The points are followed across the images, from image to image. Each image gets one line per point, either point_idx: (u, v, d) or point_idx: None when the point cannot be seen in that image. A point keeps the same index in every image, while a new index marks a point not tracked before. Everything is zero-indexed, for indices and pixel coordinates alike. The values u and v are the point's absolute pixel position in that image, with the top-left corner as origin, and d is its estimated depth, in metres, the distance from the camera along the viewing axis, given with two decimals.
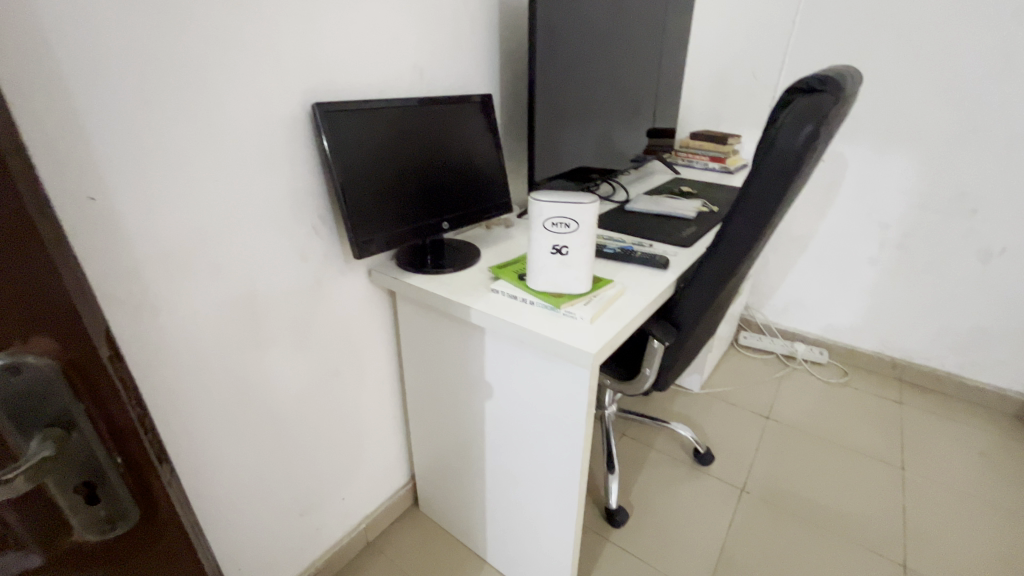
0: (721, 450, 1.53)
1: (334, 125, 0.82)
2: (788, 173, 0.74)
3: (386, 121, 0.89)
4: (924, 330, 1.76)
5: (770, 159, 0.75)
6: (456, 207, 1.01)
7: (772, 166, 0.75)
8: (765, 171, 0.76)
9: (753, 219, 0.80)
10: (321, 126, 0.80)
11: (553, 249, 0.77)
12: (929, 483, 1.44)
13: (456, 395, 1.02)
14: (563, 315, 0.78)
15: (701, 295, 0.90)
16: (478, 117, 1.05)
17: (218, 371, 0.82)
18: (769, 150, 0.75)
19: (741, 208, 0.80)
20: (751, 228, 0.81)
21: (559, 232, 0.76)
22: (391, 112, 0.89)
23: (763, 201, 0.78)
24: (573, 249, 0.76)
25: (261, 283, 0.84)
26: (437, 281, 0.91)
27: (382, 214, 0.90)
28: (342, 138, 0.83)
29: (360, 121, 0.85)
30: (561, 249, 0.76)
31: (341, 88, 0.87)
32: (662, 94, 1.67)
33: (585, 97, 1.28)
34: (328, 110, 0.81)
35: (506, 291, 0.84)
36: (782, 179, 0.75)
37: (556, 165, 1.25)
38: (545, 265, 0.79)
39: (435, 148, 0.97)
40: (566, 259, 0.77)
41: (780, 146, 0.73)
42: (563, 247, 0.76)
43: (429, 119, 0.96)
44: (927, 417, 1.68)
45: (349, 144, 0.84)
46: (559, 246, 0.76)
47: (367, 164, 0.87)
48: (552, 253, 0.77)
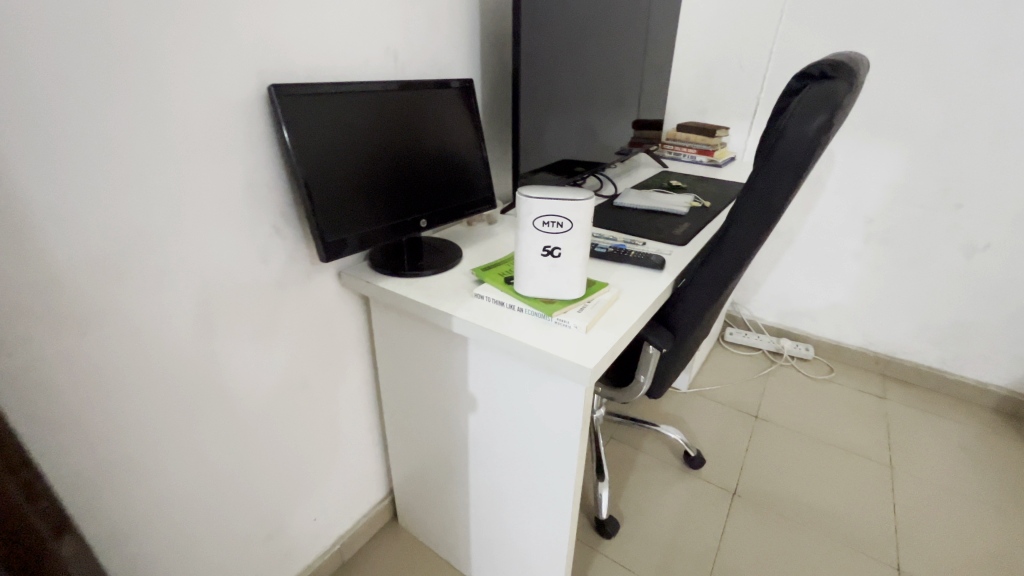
0: (711, 451, 1.49)
1: (294, 110, 0.72)
2: (796, 168, 0.68)
3: (357, 108, 0.80)
4: (907, 326, 1.76)
5: (779, 152, 0.68)
6: (436, 204, 0.93)
7: (780, 161, 0.69)
8: (771, 166, 0.70)
9: (759, 214, 0.74)
10: (282, 113, 0.71)
11: (544, 252, 0.69)
12: (917, 481, 1.42)
13: (436, 407, 0.94)
14: (555, 324, 0.70)
15: (699, 298, 0.84)
16: (458, 105, 0.96)
17: (161, 393, 0.72)
18: (778, 142, 0.68)
19: (744, 206, 0.74)
20: (756, 225, 0.75)
21: (551, 233, 0.68)
22: (362, 98, 0.80)
23: (768, 199, 0.72)
24: (566, 250, 0.69)
25: (211, 293, 0.74)
26: (415, 286, 0.83)
27: (353, 211, 0.81)
28: (304, 126, 0.73)
29: (327, 108, 0.76)
30: (552, 250, 0.69)
31: (302, 71, 0.77)
32: (648, 83, 1.60)
33: (570, 84, 1.20)
34: (289, 94, 0.71)
35: (491, 297, 0.76)
36: (790, 172, 0.69)
37: (540, 157, 1.17)
38: (535, 271, 0.71)
39: (414, 139, 0.88)
40: (559, 263, 0.70)
41: (790, 137, 0.67)
42: (555, 248, 0.69)
43: (406, 107, 0.87)
44: (913, 412, 1.67)
45: (312, 132, 0.74)
46: (550, 247, 0.69)
47: (336, 156, 0.78)
48: (542, 256, 0.70)
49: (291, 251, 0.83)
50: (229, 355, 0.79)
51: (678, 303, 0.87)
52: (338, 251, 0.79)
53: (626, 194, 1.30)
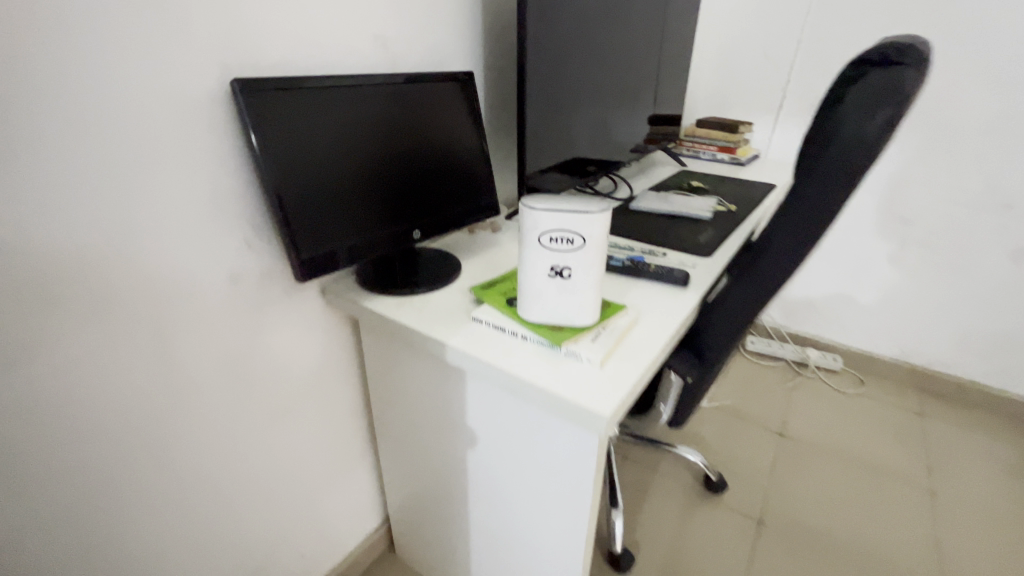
0: (734, 474, 1.38)
1: (262, 109, 0.63)
2: (852, 171, 0.57)
3: (339, 104, 0.70)
4: (946, 336, 1.63)
5: (832, 150, 0.57)
6: (431, 211, 0.83)
7: (835, 161, 0.57)
8: (823, 168, 0.58)
9: (806, 224, 0.62)
10: (247, 111, 0.61)
11: (552, 272, 0.59)
12: (960, 510, 1.30)
13: (432, 438, 0.85)
14: (565, 356, 0.61)
15: (730, 320, 0.73)
16: (457, 101, 0.85)
17: (110, 434, 0.63)
18: (827, 143, 0.58)
19: (785, 219, 0.63)
20: (802, 237, 0.63)
21: (559, 250, 0.58)
22: (344, 93, 0.71)
23: (816, 206, 0.61)
24: (577, 270, 0.59)
25: (167, 318, 0.65)
26: (405, 307, 0.73)
27: (335, 222, 0.71)
28: (274, 127, 0.64)
29: (303, 105, 0.66)
30: (561, 271, 0.59)
31: (273, 63, 0.67)
32: (666, 75, 1.48)
33: (582, 76, 1.10)
34: (257, 90, 0.62)
35: (492, 322, 0.66)
36: (846, 175, 0.58)
37: (549, 156, 1.07)
38: (540, 293, 0.61)
39: (406, 139, 0.78)
40: (570, 284, 0.60)
41: (846, 133, 0.56)
42: (565, 268, 0.59)
43: (397, 103, 0.77)
44: (953, 431, 1.54)
45: (283, 134, 0.65)
46: (559, 267, 0.59)
47: (314, 160, 0.68)
48: (550, 276, 0.60)
49: (264, 267, 0.74)
50: (192, 387, 0.70)
51: (705, 325, 0.76)
52: (317, 267, 0.69)
53: (643, 197, 1.19)
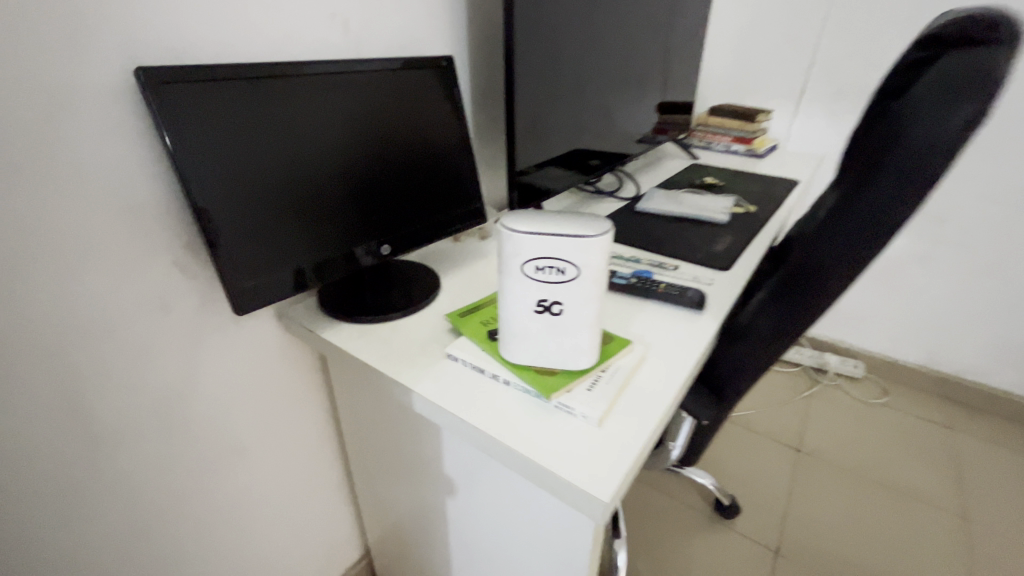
0: (748, 496, 1.27)
1: (171, 107, 0.50)
2: (918, 182, 0.46)
3: (283, 98, 0.57)
4: (979, 343, 1.50)
5: (894, 155, 0.46)
6: (404, 223, 0.70)
7: (896, 168, 0.47)
8: (881, 177, 0.48)
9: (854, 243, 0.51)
10: (157, 107, 0.49)
11: (537, 306, 0.48)
12: (997, 538, 1.19)
13: (408, 481, 0.74)
14: (555, 409, 0.50)
15: (757, 350, 0.62)
16: (431, 89, 0.72)
17: (7, 502, 0.52)
18: (890, 146, 0.47)
19: (829, 236, 0.52)
20: (849, 259, 0.52)
21: (546, 281, 0.47)
22: (290, 83, 0.58)
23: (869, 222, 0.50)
24: (570, 305, 0.48)
25: (77, 361, 0.53)
26: (369, 339, 0.62)
27: (283, 241, 0.59)
28: (190, 130, 0.51)
29: (235, 99, 0.54)
30: (550, 305, 0.48)
31: (197, 45, 0.55)
32: (676, 58, 1.34)
33: (581, 60, 0.97)
34: (170, 80, 0.49)
35: (469, 361, 0.55)
36: (910, 185, 0.47)
37: (544, 152, 0.95)
38: (523, 331, 0.50)
39: (370, 139, 0.66)
40: (559, 322, 0.48)
41: (912, 134, 0.45)
42: (555, 303, 0.48)
43: (358, 95, 0.64)
44: (986, 447, 1.42)
45: (203, 138, 0.52)
46: (547, 300, 0.48)
47: (251, 166, 0.56)
48: (535, 311, 0.48)
49: (204, 292, 0.62)
50: (117, 437, 0.59)
51: (726, 356, 0.65)
52: (260, 295, 0.58)
53: (651, 197, 1.07)
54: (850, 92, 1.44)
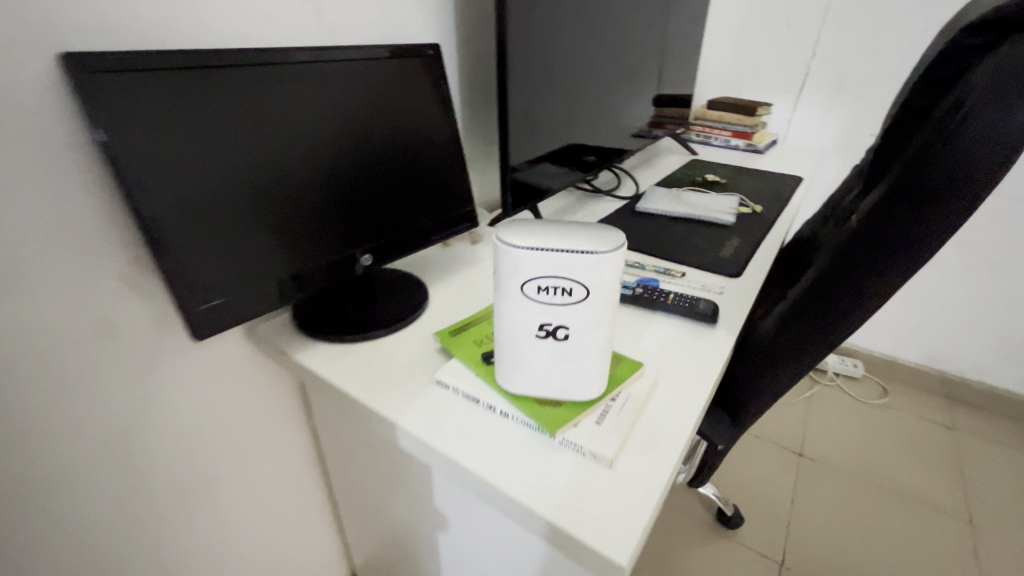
0: (751, 505, 1.23)
1: (106, 103, 0.42)
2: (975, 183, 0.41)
3: (243, 92, 0.50)
4: (980, 342, 1.47)
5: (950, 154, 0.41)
6: (386, 230, 0.63)
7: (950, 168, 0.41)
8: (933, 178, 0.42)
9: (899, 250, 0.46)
10: (85, 102, 0.41)
11: (538, 331, 0.42)
12: (1005, 544, 1.16)
13: (397, 512, 0.68)
14: (560, 445, 0.44)
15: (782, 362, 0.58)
16: (417, 79, 0.64)
17: None
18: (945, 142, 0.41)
19: (860, 249, 0.47)
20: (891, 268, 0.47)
21: (548, 302, 0.40)
22: (251, 74, 0.50)
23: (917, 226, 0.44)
24: (576, 329, 0.42)
25: (6, 400, 0.46)
26: (350, 363, 0.55)
27: (247, 255, 0.52)
28: (130, 130, 0.44)
29: (185, 93, 0.46)
30: (553, 330, 0.42)
31: (137, 28, 0.47)
32: (673, 48, 1.28)
33: (576, 49, 0.90)
34: (101, 70, 0.41)
35: (461, 389, 0.49)
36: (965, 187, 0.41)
37: (538, 149, 0.88)
38: (522, 359, 0.44)
39: (347, 138, 0.58)
40: (564, 347, 0.43)
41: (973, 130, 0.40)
42: (559, 327, 0.42)
43: (333, 88, 0.56)
44: (988, 447, 1.40)
45: (148, 139, 0.45)
46: (550, 324, 0.42)
47: (207, 171, 0.48)
48: (536, 335, 0.42)
49: (160, 313, 0.55)
50: (60, 483, 0.51)
51: (750, 366, 0.61)
52: (220, 318, 0.51)
53: (651, 196, 1.01)
54: (852, 84, 1.39)
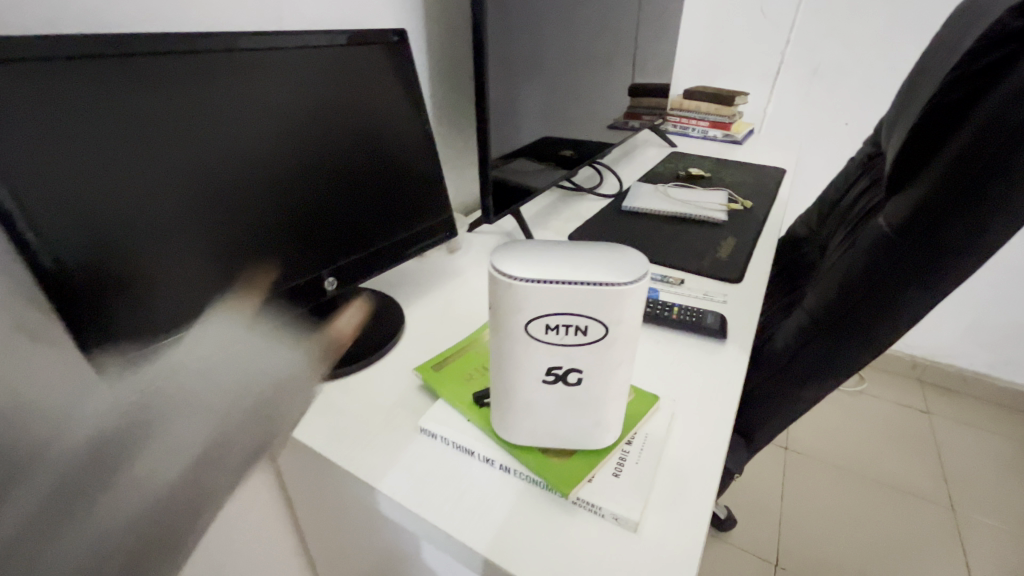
0: (742, 505, 1.21)
1: None
2: None
3: (176, 89, 0.41)
4: (951, 327, 1.50)
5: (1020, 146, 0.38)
6: (356, 245, 0.55)
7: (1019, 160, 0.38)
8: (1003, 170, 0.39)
9: (951, 249, 0.43)
10: None
11: (546, 374, 0.35)
12: (986, 527, 1.18)
13: (378, 564, 0.60)
14: (573, 503, 0.37)
15: (807, 374, 0.54)
16: (382, 70, 0.55)
17: None
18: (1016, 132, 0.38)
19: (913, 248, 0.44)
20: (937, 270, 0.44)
21: (560, 341, 0.34)
22: (184, 66, 0.41)
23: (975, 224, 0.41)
24: (591, 372, 0.35)
25: None
26: (315, 409, 0.47)
27: (187, 287, 0.43)
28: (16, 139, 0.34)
29: (98, 90, 0.37)
30: (564, 373, 0.35)
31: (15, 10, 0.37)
32: (650, 35, 1.22)
33: (553, 36, 0.83)
34: None
35: (452, 439, 0.42)
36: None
37: (516, 145, 0.81)
38: (524, 406, 0.37)
39: (301, 139, 0.49)
40: (576, 393, 0.36)
41: None
42: (570, 370, 0.35)
43: (280, 81, 0.47)
44: (961, 430, 1.43)
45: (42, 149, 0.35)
46: (560, 368, 0.35)
47: (124, 184, 0.39)
48: (544, 380, 0.36)
49: None
50: None
51: (775, 379, 0.57)
52: None
53: (637, 192, 0.95)
54: (826, 72, 1.37)
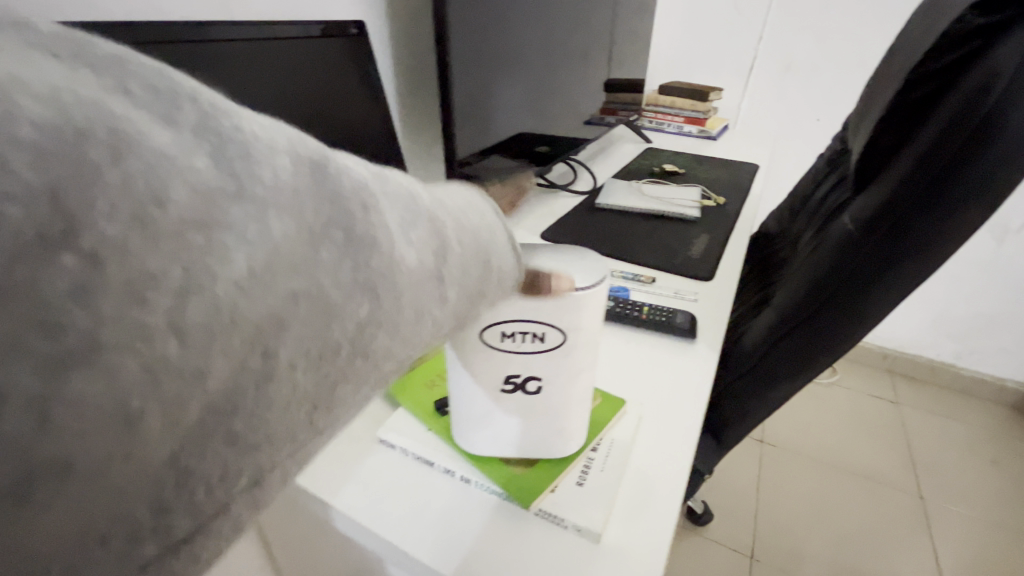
0: (718, 499, 1.22)
1: None
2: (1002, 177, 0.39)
3: None
4: (918, 319, 1.53)
5: (983, 144, 0.38)
6: None
7: (983, 158, 0.38)
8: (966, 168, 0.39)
9: (914, 248, 0.43)
10: None
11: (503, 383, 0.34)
12: (952, 513, 1.21)
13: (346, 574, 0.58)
14: (534, 514, 0.36)
15: (776, 372, 0.54)
16: (345, 63, 0.52)
17: None
18: (979, 130, 0.38)
19: (877, 245, 0.44)
20: (904, 268, 0.44)
21: (517, 350, 0.32)
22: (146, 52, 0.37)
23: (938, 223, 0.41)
24: (551, 382, 0.34)
25: None
26: None
27: None
28: None
29: None
30: (523, 383, 0.34)
31: None
32: (625, 29, 1.21)
33: (525, 30, 0.80)
34: None
35: (412, 450, 0.40)
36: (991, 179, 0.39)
37: (487, 142, 0.79)
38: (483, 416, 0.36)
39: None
40: (535, 402, 0.35)
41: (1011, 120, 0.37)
42: (530, 379, 0.34)
43: (241, 75, 0.43)
44: (928, 418, 1.46)
45: None
46: (519, 377, 0.34)
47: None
48: (501, 390, 0.34)
49: None
50: None
51: (744, 376, 0.57)
52: None
53: (611, 189, 0.94)
54: (799, 68, 1.38)
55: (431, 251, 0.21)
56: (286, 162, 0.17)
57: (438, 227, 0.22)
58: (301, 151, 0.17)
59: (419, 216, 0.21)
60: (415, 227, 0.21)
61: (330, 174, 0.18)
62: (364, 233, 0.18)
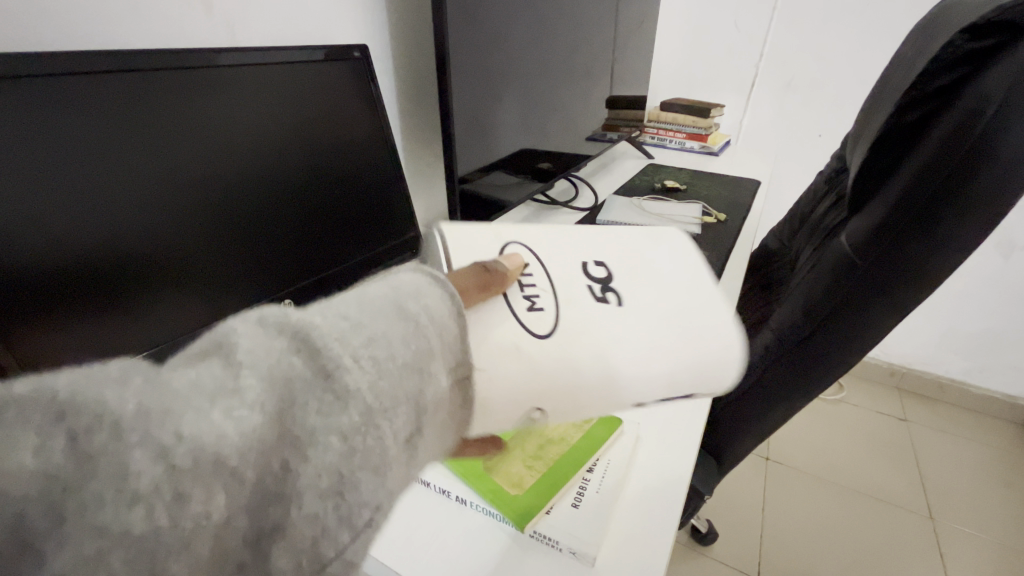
0: (723, 517, 1.20)
1: None
2: (999, 198, 0.39)
3: (142, 116, 0.38)
4: (925, 336, 1.52)
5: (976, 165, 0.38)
6: (317, 266, 0.52)
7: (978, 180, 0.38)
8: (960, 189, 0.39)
9: (906, 270, 0.42)
10: None
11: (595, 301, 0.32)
12: (965, 536, 1.18)
13: None
14: (531, 537, 0.36)
15: (773, 395, 0.54)
16: (353, 89, 0.53)
17: None
18: (973, 151, 0.38)
19: (873, 266, 0.44)
20: (900, 289, 0.43)
21: (545, 284, 0.32)
22: (151, 87, 0.38)
23: (933, 244, 0.41)
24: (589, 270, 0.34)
25: None
26: None
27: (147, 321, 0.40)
28: None
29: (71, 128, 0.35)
30: (599, 288, 0.33)
31: None
32: (626, 49, 1.23)
33: (527, 52, 0.82)
34: None
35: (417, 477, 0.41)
36: (985, 199, 0.39)
37: (487, 161, 0.80)
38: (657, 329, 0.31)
39: (260, 164, 0.46)
40: (620, 280, 0.34)
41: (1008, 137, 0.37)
42: (591, 285, 0.33)
43: (243, 104, 0.44)
44: (937, 437, 1.44)
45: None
46: (592, 292, 0.32)
47: (66, 217, 0.35)
48: (617, 301, 0.32)
49: None
50: None
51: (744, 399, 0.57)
52: None
53: (613, 205, 0.95)
54: (801, 85, 1.39)
55: (320, 399, 0.19)
56: (52, 429, 0.14)
57: (348, 362, 0.20)
58: (90, 386, 0.15)
59: (285, 356, 0.19)
60: (275, 382, 0.18)
61: (132, 396, 0.15)
62: (176, 435, 0.15)
